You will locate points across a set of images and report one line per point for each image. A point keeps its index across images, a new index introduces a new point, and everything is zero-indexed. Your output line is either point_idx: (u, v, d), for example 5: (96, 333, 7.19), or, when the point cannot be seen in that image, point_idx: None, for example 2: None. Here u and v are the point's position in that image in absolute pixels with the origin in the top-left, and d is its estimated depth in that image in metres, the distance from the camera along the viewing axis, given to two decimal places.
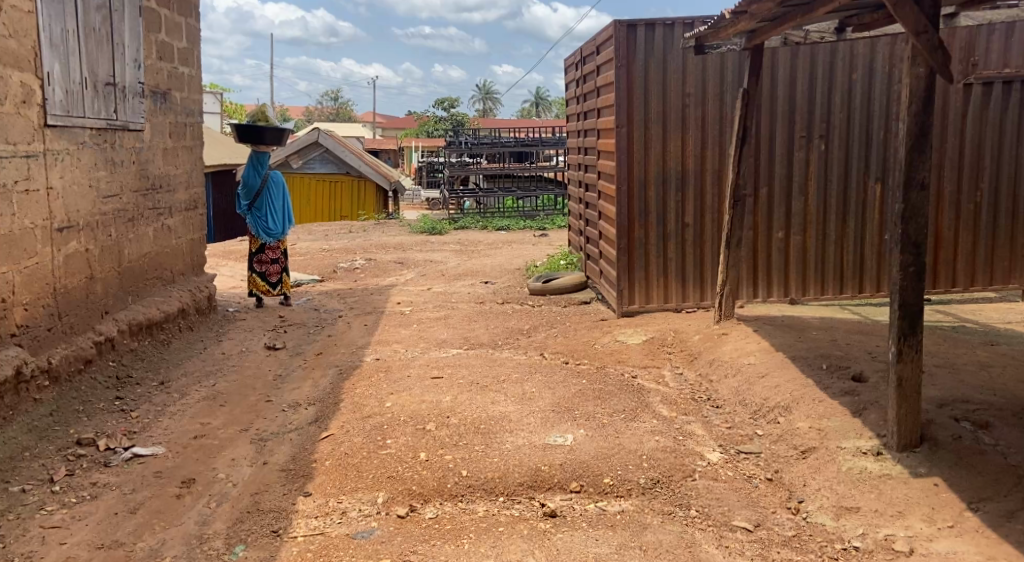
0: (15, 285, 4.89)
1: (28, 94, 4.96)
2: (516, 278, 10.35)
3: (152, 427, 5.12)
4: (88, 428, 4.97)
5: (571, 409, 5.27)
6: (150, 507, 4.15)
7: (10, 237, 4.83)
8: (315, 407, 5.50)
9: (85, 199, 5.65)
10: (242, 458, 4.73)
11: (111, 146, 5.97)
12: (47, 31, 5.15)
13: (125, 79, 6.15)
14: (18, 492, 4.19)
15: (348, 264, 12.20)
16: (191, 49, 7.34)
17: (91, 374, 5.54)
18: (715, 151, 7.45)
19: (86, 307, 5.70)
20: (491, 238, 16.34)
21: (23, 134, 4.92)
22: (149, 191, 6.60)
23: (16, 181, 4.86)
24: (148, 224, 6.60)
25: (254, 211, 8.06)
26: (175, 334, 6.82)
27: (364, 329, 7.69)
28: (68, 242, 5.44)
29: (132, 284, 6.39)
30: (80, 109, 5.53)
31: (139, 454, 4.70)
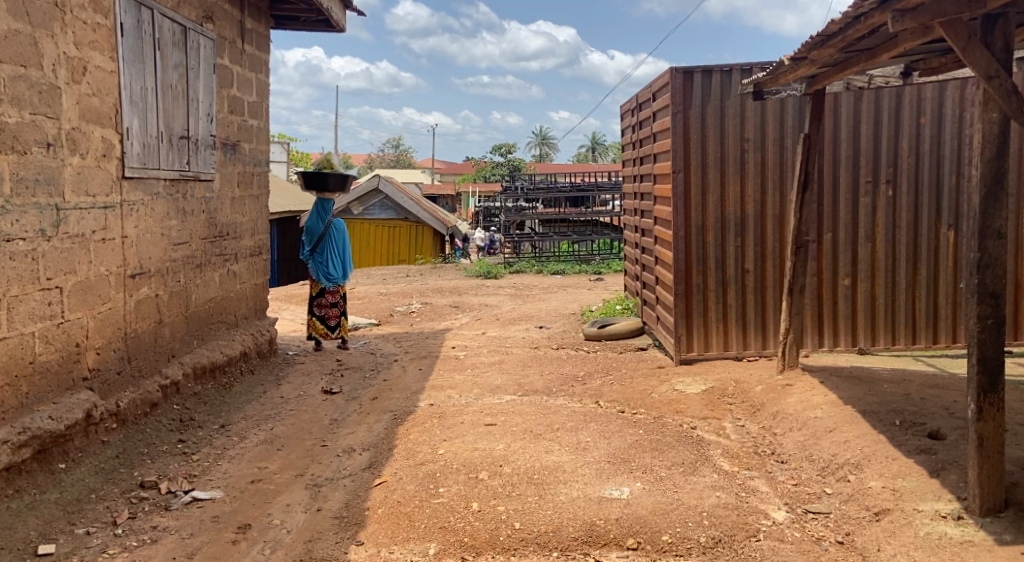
0: (90, 330, 5.07)
1: (109, 148, 5.19)
2: (571, 323, 10.35)
3: (212, 470, 5.22)
4: (151, 471, 5.09)
5: (627, 460, 5.22)
6: (206, 553, 4.22)
7: (86, 283, 5.02)
8: (368, 452, 5.55)
9: (157, 247, 5.86)
10: (297, 504, 4.79)
11: (182, 196, 6.20)
12: (128, 88, 5.41)
13: (197, 132, 6.40)
14: (83, 534, 4.30)
15: (405, 307, 12.36)
16: (262, 102, 7.61)
17: (156, 417, 5.70)
18: (776, 196, 7.40)
19: (154, 350, 5.89)
20: (547, 282, 16.35)
21: (102, 186, 5.15)
22: (216, 238, 6.81)
23: (94, 231, 5.07)
24: (215, 270, 6.80)
25: (317, 256, 8.24)
26: (236, 377, 6.97)
27: (419, 374, 7.76)
28: (140, 288, 5.63)
29: (197, 328, 6.56)
30: (155, 161, 5.77)
31: (198, 498, 4.79)
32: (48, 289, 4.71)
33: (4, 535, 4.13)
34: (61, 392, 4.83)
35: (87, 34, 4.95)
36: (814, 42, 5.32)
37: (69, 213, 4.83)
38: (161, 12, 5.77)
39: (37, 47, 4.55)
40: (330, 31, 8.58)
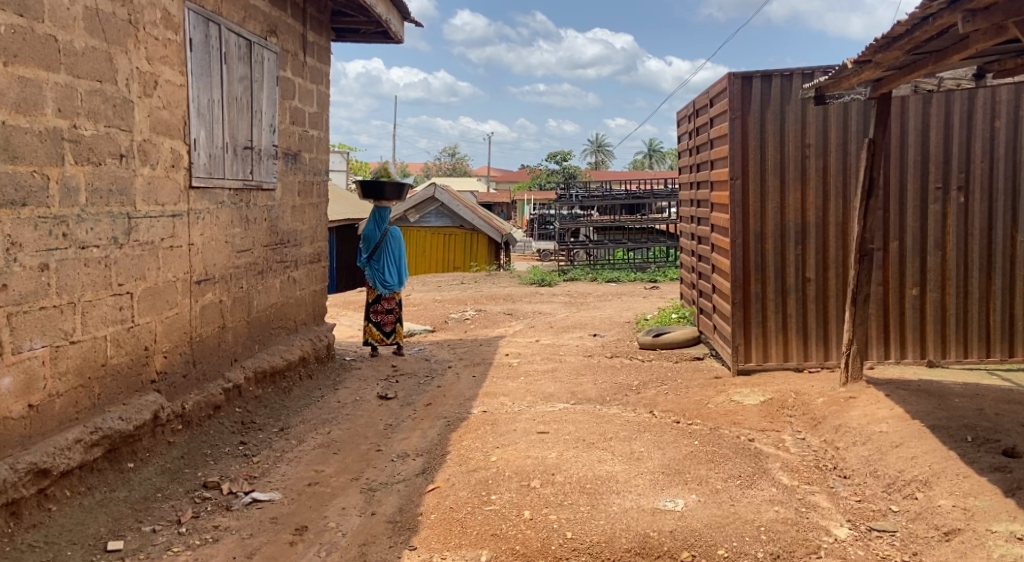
0: (157, 334, 5.25)
1: (177, 159, 5.38)
2: (625, 332, 10.32)
3: (271, 472, 5.36)
4: (214, 472, 5.25)
5: (682, 471, 5.20)
6: (265, 553, 4.34)
7: (155, 289, 5.21)
8: (422, 457, 5.63)
9: (221, 254, 6.04)
10: (352, 508, 4.88)
11: (246, 205, 6.38)
12: (196, 102, 5.60)
13: (261, 142, 6.58)
14: (150, 532, 4.45)
15: (459, 314, 12.47)
16: (322, 112, 7.78)
17: (219, 419, 5.87)
18: (840, 203, 7.29)
19: (218, 355, 6.05)
20: (602, 290, 16.32)
21: (171, 195, 5.34)
22: (278, 245, 6.99)
23: (162, 239, 5.26)
24: (276, 276, 6.98)
25: (374, 264, 8.38)
26: (296, 382, 7.13)
27: (473, 380, 7.83)
28: (205, 294, 5.81)
29: (259, 333, 6.73)
30: (221, 171, 5.95)
31: (258, 499, 4.93)
32: (120, 294, 4.89)
33: (76, 531, 4.30)
34: (131, 393, 5.01)
35: (159, 49, 5.14)
36: (879, 44, 5.26)
37: (140, 221, 5.02)
38: (227, 27, 5.96)
39: (112, 63, 4.74)
40: (388, 41, 8.73)
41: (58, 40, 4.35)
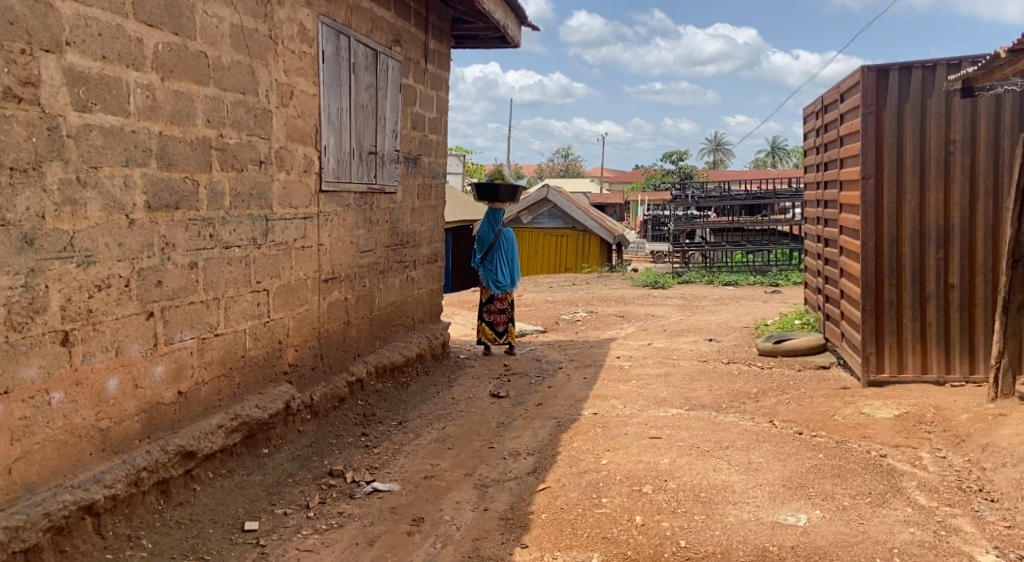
0: (290, 329, 5.58)
1: (309, 164, 5.70)
2: (743, 337, 10.18)
3: (391, 463, 5.61)
4: (338, 461, 5.54)
5: (805, 485, 5.15)
6: (385, 541, 4.56)
7: (288, 287, 5.54)
8: (534, 456, 5.77)
9: (347, 254, 6.34)
10: (466, 502, 5.06)
11: (369, 207, 6.67)
12: (327, 110, 5.91)
13: (384, 147, 6.87)
14: (282, 515, 4.76)
15: (570, 315, 12.58)
16: (441, 117, 8.04)
17: (344, 410, 6.18)
18: (989, 204, 6.93)
19: (343, 349, 6.37)
20: (718, 294, 16.09)
21: (303, 199, 5.66)
22: (398, 246, 7.27)
23: (295, 239, 5.58)
24: (396, 275, 7.26)
25: (488, 264, 8.61)
26: (413, 377, 7.41)
27: (584, 382, 7.92)
28: (331, 292, 6.12)
29: (380, 330, 7.02)
30: (348, 175, 6.26)
31: (379, 489, 5.17)
32: (258, 291, 5.23)
33: (217, 511, 4.64)
34: (266, 383, 5.35)
35: (295, 62, 5.47)
36: None
37: (276, 223, 5.36)
38: (356, 38, 6.27)
39: (253, 76, 5.08)
40: (506, 46, 8.93)
41: (207, 56, 4.70)
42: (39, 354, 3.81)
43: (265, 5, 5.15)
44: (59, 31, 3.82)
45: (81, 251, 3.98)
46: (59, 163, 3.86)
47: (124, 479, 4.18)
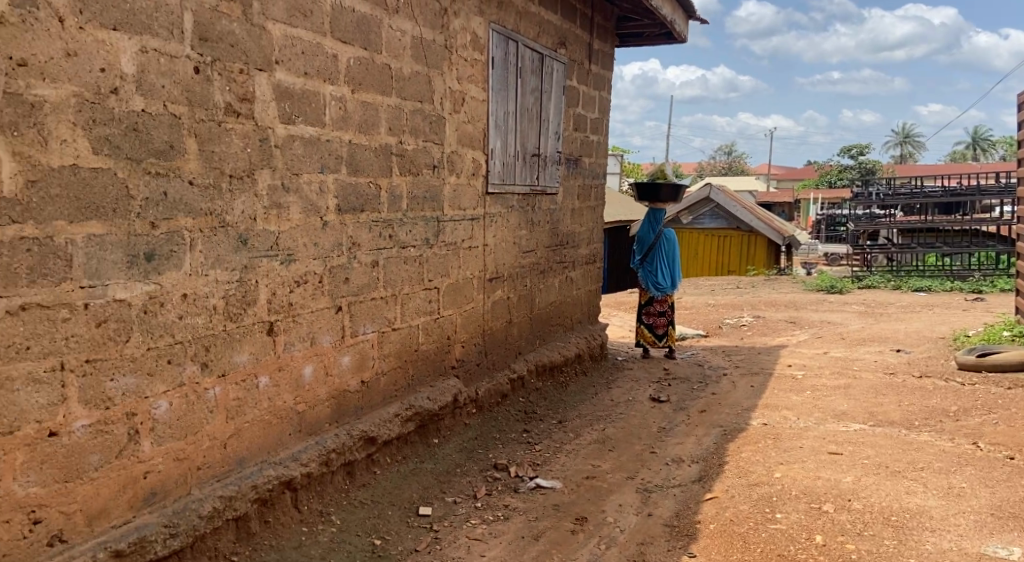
0: (457, 325, 5.84)
1: (476, 167, 5.94)
2: (936, 349, 9.64)
3: (552, 461, 5.76)
4: (502, 455, 5.75)
5: (1018, 516, 4.81)
6: (549, 537, 4.70)
7: (456, 285, 5.79)
8: (698, 464, 5.76)
9: (509, 254, 6.55)
10: (629, 505, 5.13)
11: (531, 208, 6.86)
12: (494, 115, 6.13)
13: (547, 148, 7.03)
14: (452, 502, 5.01)
15: (735, 320, 12.34)
16: (603, 118, 8.13)
17: (507, 406, 6.41)
18: None
19: (507, 346, 6.59)
20: (903, 301, 15.25)
21: (471, 200, 5.90)
22: (558, 246, 7.42)
23: (462, 240, 5.83)
24: (555, 276, 7.41)
25: (647, 266, 8.64)
26: (572, 378, 7.56)
27: (751, 391, 7.78)
28: (495, 291, 6.34)
29: (540, 329, 7.19)
30: (512, 177, 6.46)
31: (541, 485, 5.32)
32: (429, 289, 5.50)
33: (394, 493, 4.96)
34: (436, 377, 5.62)
35: (467, 69, 5.72)
36: None
37: (446, 224, 5.62)
38: (524, 43, 6.47)
39: (430, 84, 5.36)
40: (674, 43, 8.89)
41: (391, 68, 5.01)
42: (250, 342, 4.23)
43: (442, 17, 5.42)
44: (270, 51, 4.20)
45: (284, 250, 4.37)
46: (268, 170, 4.24)
47: (316, 458, 4.58)
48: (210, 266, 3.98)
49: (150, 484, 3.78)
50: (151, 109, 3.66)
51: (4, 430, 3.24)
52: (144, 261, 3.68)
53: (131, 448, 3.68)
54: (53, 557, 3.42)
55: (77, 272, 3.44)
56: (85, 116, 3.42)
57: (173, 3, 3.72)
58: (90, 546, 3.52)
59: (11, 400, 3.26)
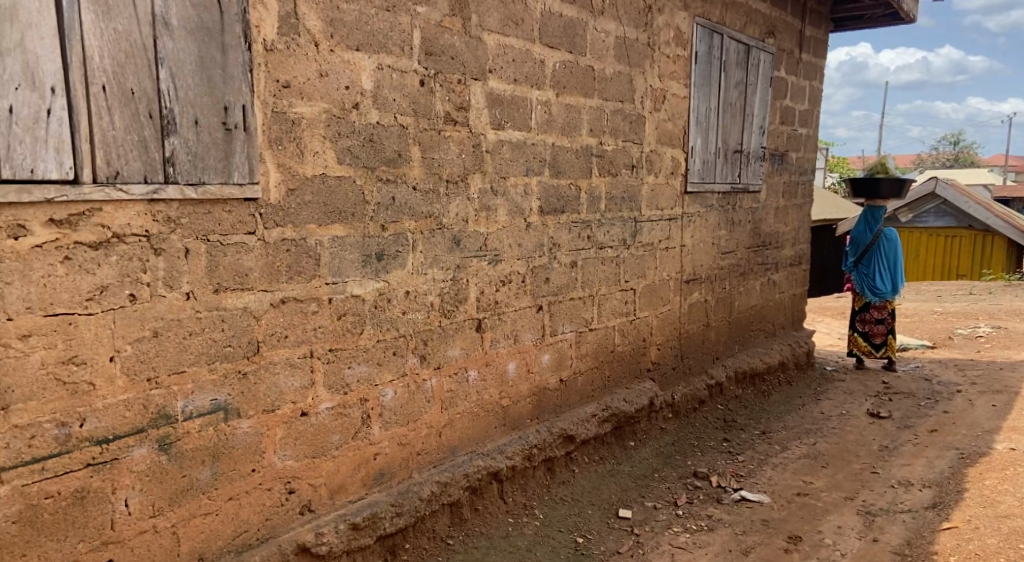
0: (653, 327, 5.85)
1: (676, 165, 5.92)
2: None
3: (758, 474, 5.64)
4: (703, 463, 5.71)
5: None
6: (760, 553, 4.62)
7: (652, 286, 5.80)
8: (931, 489, 5.43)
9: (708, 255, 6.46)
10: (849, 528, 4.93)
11: (732, 207, 6.74)
12: (696, 111, 6.08)
13: (750, 144, 6.88)
14: (652, 508, 5.05)
15: (967, 330, 11.42)
16: (812, 109, 7.82)
17: (704, 413, 6.36)
18: None
19: (703, 351, 6.52)
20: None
21: (669, 200, 5.89)
22: (760, 247, 7.23)
23: (660, 240, 5.83)
24: (757, 278, 7.21)
25: (863, 268, 8.22)
26: (775, 387, 7.35)
27: (992, 411, 7.19)
28: (692, 293, 6.27)
29: (739, 334, 7.04)
30: (712, 175, 6.38)
31: (747, 498, 5.23)
32: (626, 289, 5.55)
33: (594, 494, 5.10)
34: (632, 378, 5.68)
35: (669, 65, 5.71)
36: None
37: (644, 225, 5.65)
38: (729, 35, 6.37)
39: (632, 83, 5.40)
40: (896, 24, 8.36)
41: (594, 69, 5.09)
42: (461, 338, 4.48)
43: (647, 15, 5.45)
44: (484, 60, 4.42)
45: (492, 251, 4.58)
46: (479, 174, 4.47)
47: (520, 453, 4.78)
48: (429, 265, 4.28)
49: (379, 465, 4.20)
50: (384, 121, 4.02)
51: (269, 408, 3.76)
52: (376, 260, 4.06)
53: (364, 431, 4.11)
54: (304, 523, 3.92)
55: (324, 270, 3.87)
56: (333, 130, 3.84)
57: (404, 22, 4.04)
58: (332, 518, 3.98)
59: (274, 382, 3.76)
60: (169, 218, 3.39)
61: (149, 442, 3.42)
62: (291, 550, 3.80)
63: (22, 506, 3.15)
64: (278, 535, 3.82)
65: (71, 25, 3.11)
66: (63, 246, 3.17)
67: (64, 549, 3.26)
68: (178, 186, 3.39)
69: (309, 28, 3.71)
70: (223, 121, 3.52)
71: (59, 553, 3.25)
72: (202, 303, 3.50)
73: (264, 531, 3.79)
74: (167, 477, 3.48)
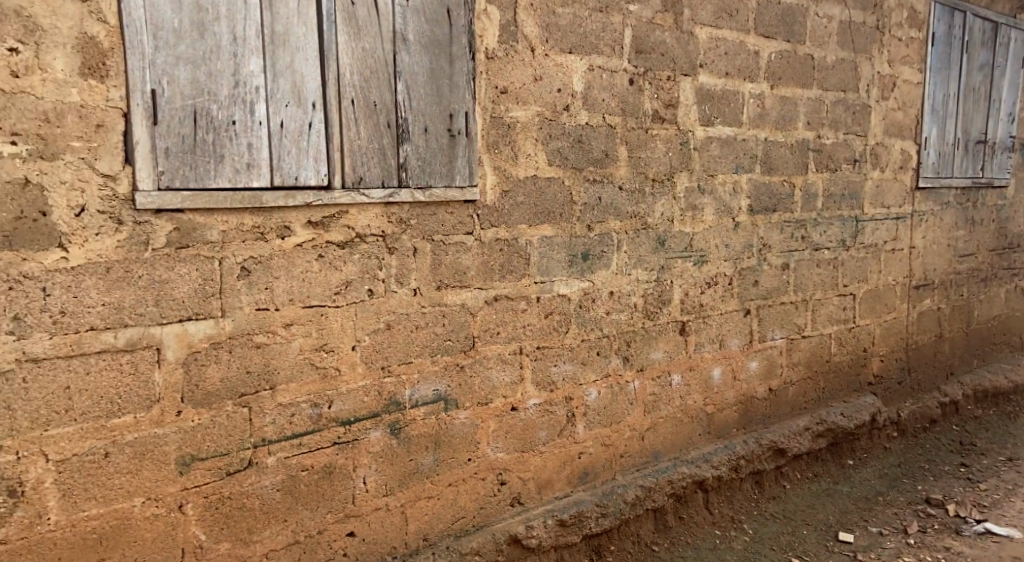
0: (875, 336, 5.44)
1: (905, 159, 5.45)
2: None
3: (1003, 503, 5.02)
4: (937, 489, 5.20)
5: None
6: None
7: (875, 292, 5.38)
8: None
9: (942, 258, 5.90)
10: None
11: (974, 205, 6.10)
12: (931, 99, 5.58)
13: (997, 134, 6.22)
14: (878, 534, 4.68)
15: None
16: None
17: (935, 434, 5.84)
18: None
19: (934, 365, 5.98)
20: None
21: (897, 197, 5.43)
22: (1007, 250, 6.50)
23: (885, 241, 5.39)
24: (1001, 285, 6.51)
25: None
26: None
27: None
28: (923, 300, 5.76)
29: (979, 347, 6.39)
30: (949, 170, 5.82)
31: (993, 532, 4.68)
32: (844, 294, 5.18)
33: (809, 513, 4.81)
34: (850, 392, 5.33)
35: (900, 50, 5.28)
36: None
37: (866, 224, 5.24)
38: (972, 13, 5.80)
39: (857, 71, 5.03)
40: None
41: (815, 57, 4.79)
42: (664, 340, 4.36)
43: None
44: (695, 55, 4.27)
45: (697, 251, 4.42)
46: (686, 173, 4.32)
47: (726, 462, 4.58)
48: (632, 266, 4.19)
49: (584, 464, 4.17)
50: (593, 122, 3.98)
51: (483, 401, 3.82)
52: (582, 260, 4.03)
53: (569, 429, 4.09)
54: (515, 515, 3.96)
55: (533, 269, 3.88)
56: (545, 132, 3.85)
57: (616, 21, 3.99)
58: (541, 512, 4.00)
59: (488, 377, 3.82)
60: (401, 219, 3.53)
61: (383, 426, 3.58)
62: (503, 540, 3.85)
63: (284, 476, 3.39)
64: (492, 524, 3.89)
65: (330, 46, 3.32)
66: (318, 246, 3.37)
67: (316, 518, 3.47)
68: (410, 190, 3.53)
69: (527, 34, 3.76)
70: (448, 127, 3.62)
71: (312, 521, 3.47)
72: (428, 299, 3.63)
73: (479, 518, 3.87)
74: (398, 460, 3.63)
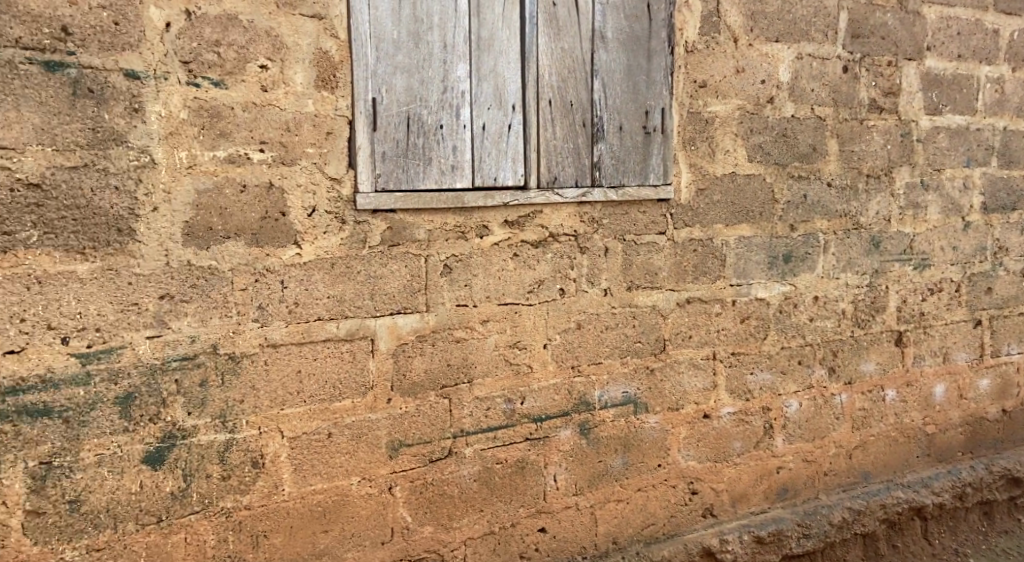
0: None
1: None
2: None
3: None
4: None
5: None
6: None
7: None
8: None
9: None
10: None
11: None
12: None
13: None
14: None
15: None
16: None
17: None
18: None
19: None
20: None
21: None
22: None
23: None
24: None
25: None
26: None
27: None
28: None
29: None
30: None
31: None
32: None
33: None
34: None
35: None
36: None
37: None
38: None
39: None
40: None
41: None
42: (877, 351, 4.09)
43: None
44: (923, 36, 3.98)
45: (920, 254, 4.12)
46: (908, 168, 4.04)
47: (949, 489, 4.25)
48: (841, 270, 3.96)
49: (783, 479, 3.96)
50: (801, 113, 3.78)
51: (673, 406, 3.72)
52: (783, 262, 3.84)
53: (767, 441, 3.90)
54: (707, 527, 3.82)
55: (729, 271, 3.74)
56: (745, 127, 3.68)
57: (830, 5, 3.77)
58: (735, 526, 3.83)
59: (678, 381, 3.71)
60: (593, 219, 3.50)
61: (573, 425, 3.56)
62: (696, 551, 3.71)
63: (481, 468, 3.44)
64: (682, 534, 3.78)
65: (530, 46, 3.34)
66: (514, 245, 3.40)
67: (510, 510, 3.50)
68: (603, 189, 3.48)
69: (730, 24, 3.61)
70: (644, 124, 3.53)
71: (507, 513, 3.50)
72: (618, 299, 3.57)
73: (670, 527, 3.77)
74: (587, 460, 3.60)
